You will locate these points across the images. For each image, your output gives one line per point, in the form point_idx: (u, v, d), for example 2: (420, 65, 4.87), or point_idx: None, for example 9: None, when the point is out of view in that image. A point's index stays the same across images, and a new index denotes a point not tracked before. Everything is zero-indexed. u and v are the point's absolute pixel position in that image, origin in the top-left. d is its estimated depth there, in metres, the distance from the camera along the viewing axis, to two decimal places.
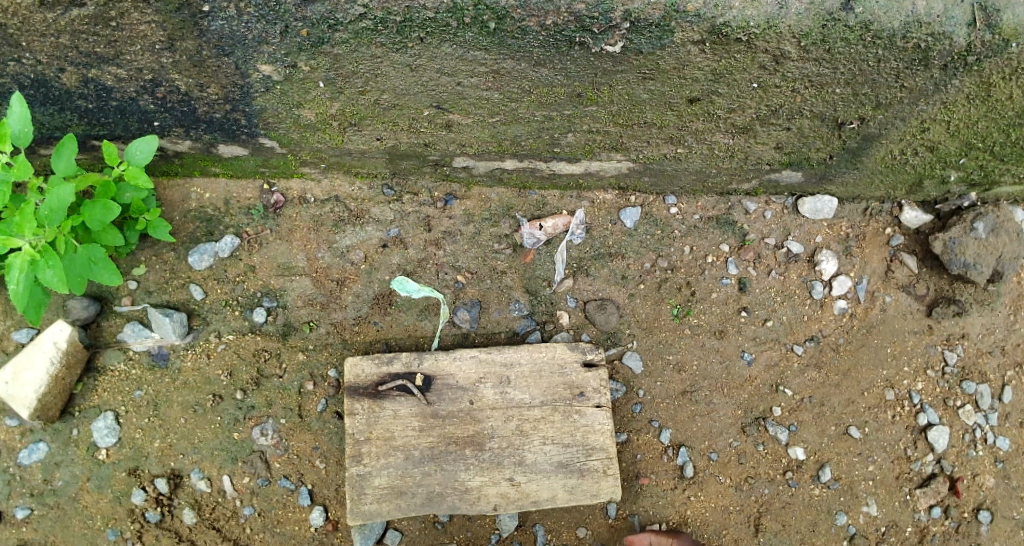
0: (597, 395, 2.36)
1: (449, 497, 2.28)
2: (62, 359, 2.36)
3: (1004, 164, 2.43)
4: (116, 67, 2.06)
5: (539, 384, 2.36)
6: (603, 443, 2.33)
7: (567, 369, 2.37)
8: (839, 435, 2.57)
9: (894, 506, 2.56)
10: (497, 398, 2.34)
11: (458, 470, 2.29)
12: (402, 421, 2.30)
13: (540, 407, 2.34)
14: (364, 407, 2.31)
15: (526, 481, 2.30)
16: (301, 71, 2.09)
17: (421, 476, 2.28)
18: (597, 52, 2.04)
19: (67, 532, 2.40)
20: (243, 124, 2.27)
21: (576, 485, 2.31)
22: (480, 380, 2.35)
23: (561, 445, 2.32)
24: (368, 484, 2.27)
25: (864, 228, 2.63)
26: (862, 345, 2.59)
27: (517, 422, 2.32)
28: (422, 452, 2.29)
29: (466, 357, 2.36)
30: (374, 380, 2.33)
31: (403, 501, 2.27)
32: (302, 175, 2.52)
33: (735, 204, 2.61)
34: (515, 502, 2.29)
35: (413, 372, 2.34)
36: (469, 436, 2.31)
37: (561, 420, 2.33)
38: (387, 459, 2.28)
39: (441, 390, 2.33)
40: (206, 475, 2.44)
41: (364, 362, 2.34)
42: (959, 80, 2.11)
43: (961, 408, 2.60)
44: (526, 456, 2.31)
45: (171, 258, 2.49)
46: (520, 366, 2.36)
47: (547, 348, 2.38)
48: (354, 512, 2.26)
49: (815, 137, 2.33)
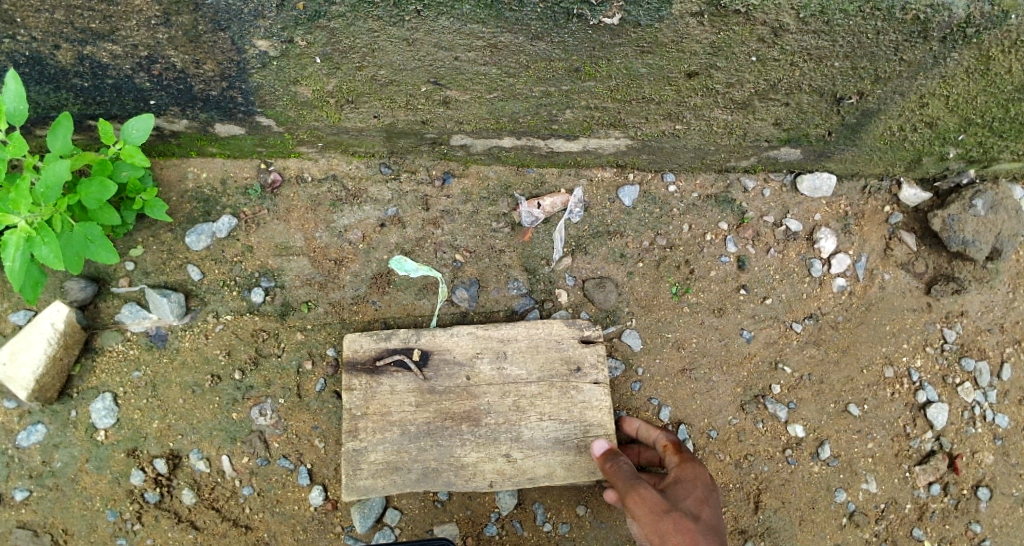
0: (595, 370, 2.35)
1: (445, 472, 2.28)
2: (60, 340, 2.36)
3: (1003, 140, 2.43)
4: (112, 43, 2.05)
5: (536, 359, 2.35)
6: (601, 420, 2.31)
7: (565, 344, 2.36)
8: (838, 413, 2.57)
9: (894, 483, 2.57)
10: (494, 374, 2.33)
11: (454, 445, 2.29)
12: (399, 396, 2.30)
13: (537, 383, 2.33)
14: (362, 383, 2.31)
15: (522, 457, 2.29)
16: (298, 46, 2.08)
17: (417, 452, 2.28)
18: (594, 24, 2.03)
19: (67, 513, 2.40)
20: (240, 102, 2.26)
21: (573, 461, 2.29)
22: (477, 355, 2.34)
23: (558, 421, 2.31)
24: (364, 460, 2.27)
25: (863, 205, 2.63)
26: (861, 323, 2.59)
27: (514, 398, 2.32)
28: (418, 427, 2.29)
29: (463, 333, 2.36)
30: (372, 355, 2.33)
31: (398, 476, 2.27)
32: (299, 154, 2.51)
33: (734, 181, 2.61)
34: (511, 479, 2.29)
35: (410, 347, 2.34)
36: (465, 412, 2.30)
37: (558, 396, 2.33)
38: (383, 435, 2.28)
39: (438, 365, 2.33)
40: (205, 455, 2.44)
41: (363, 338, 2.34)
42: (958, 52, 2.10)
43: (961, 386, 2.60)
44: (523, 431, 2.30)
45: (168, 238, 2.48)
46: (517, 342, 2.36)
47: (543, 324, 2.38)
48: (349, 487, 2.26)
49: (814, 113, 2.33)
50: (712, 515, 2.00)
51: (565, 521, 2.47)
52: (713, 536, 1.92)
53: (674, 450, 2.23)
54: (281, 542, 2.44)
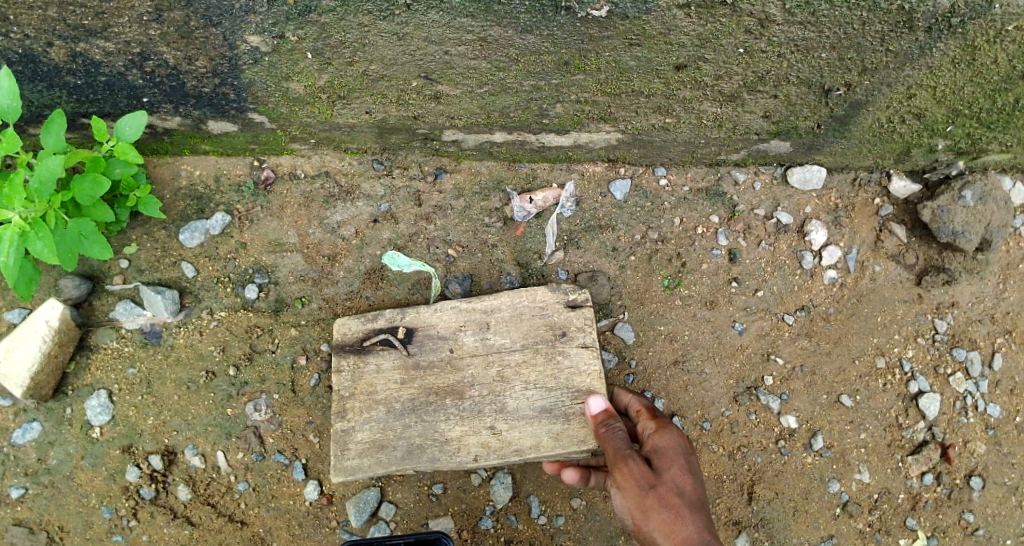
0: (581, 334, 2.33)
1: (429, 447, 2.26)
2: (55, 338, 2.37)
3: (991, 132, 2.45)
4: (105, 40, 2.07)
5: (520, 327, 2.34)
6: (588, 386, 2.28)
7: (549, 311, 2.35)
8: (831, 404, 2.58)
9: (886, 474, 2.58)
10: (478, 345, 2.33)
11: (438, 420, 2.27)
12: (385, 375, 2.31)
13: (521, 350, 2.32)
14: (350, 364, 2.33)
15: (507, 429, 2.26)
16: (289, 41, 2.09)
17: (402, 428, 2.27)
18: (583, 17, 2.04)
19: (62, 510, 2.41)
20: (232, 98, 2.28)
21: (561, 431, 2.24)
22: (461, 328, 2.34)
23: (544, 389, 2.28)
24: (351, 439, 2.27)
25: (853, 198, 2.65)
26: (852, 314, 2.61)
27: (498, 368, 2.31)
28: (403, 405, 2.29)
29: (446, 307, 2.37)
30: (359, 336, 2.35)
31: (384, 455, 2.26)
32: (292, 151, 2.53)
33: (724, 174, 2.63)
34: (496, 451, 2.25)
35: (396, 326, 2.36)
36: (450, 386, 2.30)
37: (543, 364, 2.30)
38: (369, 413, 2.29)
39: (423, 340, 2.34)
40: (200, 451, 2.44)
41: (350, 320, 2.37)
42: (944, 42, 2.12)
43: (952, 376, 2.61)
44: (507, 403, 2.28)
45: (162, 236, 2.49)
46: (500, 312, 2.36)
47: (527, 293, 2.37)
48: (337, 468, 2.26)
49: (802, 105, 2.35)
50: (695, 484, 2.00)
51: (560, 513, 2.47)
52: (699, 510, 1.93)
53: (649, 413, 2.19)
54: (276, 537, 2.44)
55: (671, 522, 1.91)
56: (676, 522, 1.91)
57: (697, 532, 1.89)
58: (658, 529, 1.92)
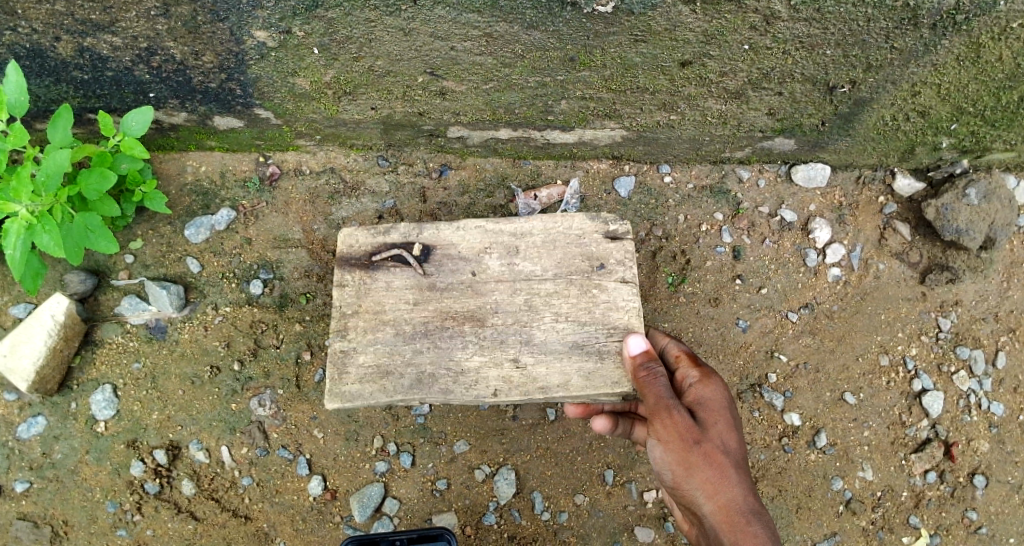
0: (621, 268, 2.02)
1: (441, 378, 1.95)
2: (61, 332, 2.37)
3: (995, 130, 2.46)
4: (112, 35, 2.08)
5: (553, 255, 2.04)
6: (627, 323, 1.98)
7: (586, 241, 2.05)
8: (834, 401, 2.58)
9: (890, 471, 2.58)
10: (504, 271, 2.03)
11: (454, 348, 1.97)
12: (395, 294, 2.02)
13: (554, 280, 2.02)
14: (356, 279, 2.04)
15: (533, 364, 1.96)
16: (295, 37, 2.10)
17: (411, 354, 1.97)
18: (589, 13, 2.04)
19: (67, 504, 2.41)
20: (239, 94, 2.30)
21: (593, 370, 1.94)
22: (485, 251, 2.05)
23: (577, 323, 1.98)
24: (352, 363, 1.97)
25: (857, 196, 2.66)
26: (856, 312, 2.61)
27: (526, 297, 2.01)
28: (414, 328, 1.99)
29: (470, 228, 2.07)
30: (368, 250, 2.07)
31: (390, 382, 1.96)
32: (298, 148, 2.54)
33: (728, 172, 2.64)
34: (518, 388, 1.94)
35: (411, 243, 2.06)
36: (469, 312, 2.00)
37: (577, 296, 2.00)
38: (375, 335, 1.99)
39: (441, 261, 2.04)
40: (205, 446, 2.45)
41: (360, 233, 2.09)
42: (949, 40, 2.12)
43: (956, 374, 2.61)
44: (535, 335, 1.98)
45: (168, 231, 2.51)
46: (531, 237, 2.06)
47: (565, 218, 2.06)
48: (333, 393, 1.96)
49: (807, 102, 2.35)
50: (738, 440, 1.92)
51: (564, 510, 2.47)
52: (743, 469, 1.88)
53: (691, 359, 2.04)
54: (280, 533, 2.44)
55: (716, 482, 1.84)
56: (722, 483, 1.84)
57: (741, 494, 1.84)
58: (701, 488, 1.85)
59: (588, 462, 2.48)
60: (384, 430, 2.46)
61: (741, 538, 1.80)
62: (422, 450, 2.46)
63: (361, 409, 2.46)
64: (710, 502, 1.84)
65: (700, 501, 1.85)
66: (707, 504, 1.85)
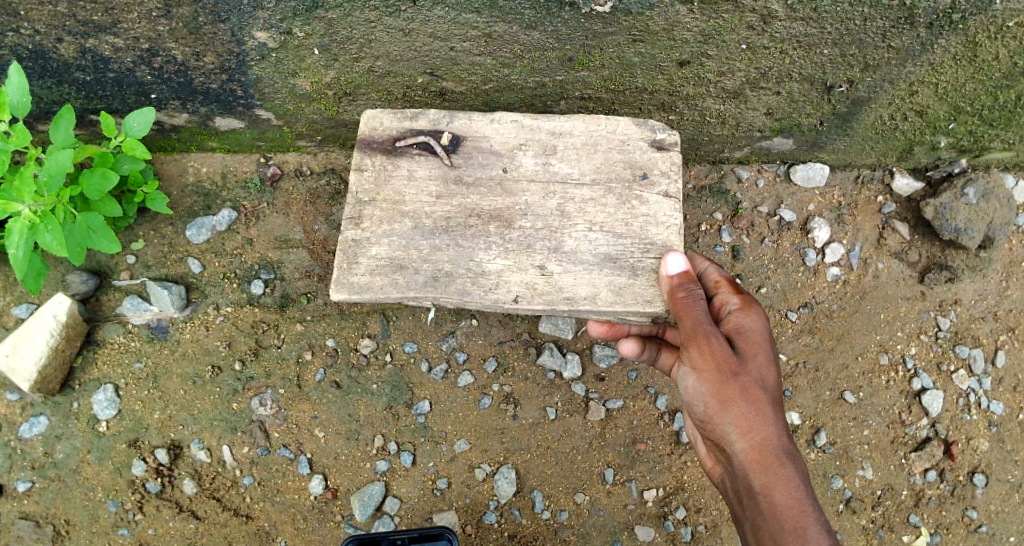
0: (665, 180, 1.99)
1: (459, 279, 1.91)
2: (63, 332, 2.38)
3: (993, 129, 2.47)
4: (114, 36, 2.10)
5: (593, 159, 2.02)
6: (665, 240, 1.94)
7: (630, 147, 2.02)
8: (834, 400, 2.59)
9: (889, 470, 2.58)
10: (538, 170, 2.01)
11: (476, 248, 1.93)
12: (417, 185, 2.00)
13: (591, 184, 1.99)
14: (376, 164, 2.02)
15: (561, 272, 1.92)
16: (296, 37, 2.12)
17: (429, 251, 1.93)
18: (587, 13, 2.05)
19: (68, 504, 2.42)
20: (240, 94, 2.32)
21: (625, 286, 1.90)
22: (519, 148, 2.04)
23: (612, 235, 1.94)
24: (363, 254, 1.94)
25: (856, 196, 2.66)
26: (855, 311, 2.61)
27: (560, 200, 1.98)
28: (434, 223, 1.96)
29: (505, 121, 2.06)
30: (392, 135, 2.05)
31: (403, 278, 1.91)
32: (299, 149, 2.57)
33: (727, 172, 2.65)
34: (543, 296, 1.90)
35: (440, 131, 2.06)
36: (496, 211, 1.97)
37: (616, 204, 1.97)
38: (390, 227, 1.96)
39: (470, 153, 2.03)
40: (206, 445, 2.45)
41: (385, 116, 2.07)
42: (945, 39, 2.13)
43: (955, 373, 2.61)
44: (565, 242, 1.94)
45: (169, 232, 2.52)
46: (571, 137, 2.04)
47: (609, 121, 2.04)
48: (341, 284, 1.92)
49: (805, 102, 2.37)
50: (775, 375, 1.84)
51: (564, 508, 2.48)
52: (779, 407, 1.79)
53: (731, 285, 1.94)
54: (280, 532, 2.44)
55: (751, 419, 1.76)
56: (757, 420, 1.76)
57: (776, 433, 1.77)
58: (734, 424, 1.76)
59: (588, 460, 2.49)
60: (384, 429, 2.47)
61: (773, 481, 1.73)
62: (422, 449, 2.47)
63: (362, 409, 2.47)
64: (743, 439, 1.76)
65: (732, 438, 1.77)
66: (740, 442, 1.77)
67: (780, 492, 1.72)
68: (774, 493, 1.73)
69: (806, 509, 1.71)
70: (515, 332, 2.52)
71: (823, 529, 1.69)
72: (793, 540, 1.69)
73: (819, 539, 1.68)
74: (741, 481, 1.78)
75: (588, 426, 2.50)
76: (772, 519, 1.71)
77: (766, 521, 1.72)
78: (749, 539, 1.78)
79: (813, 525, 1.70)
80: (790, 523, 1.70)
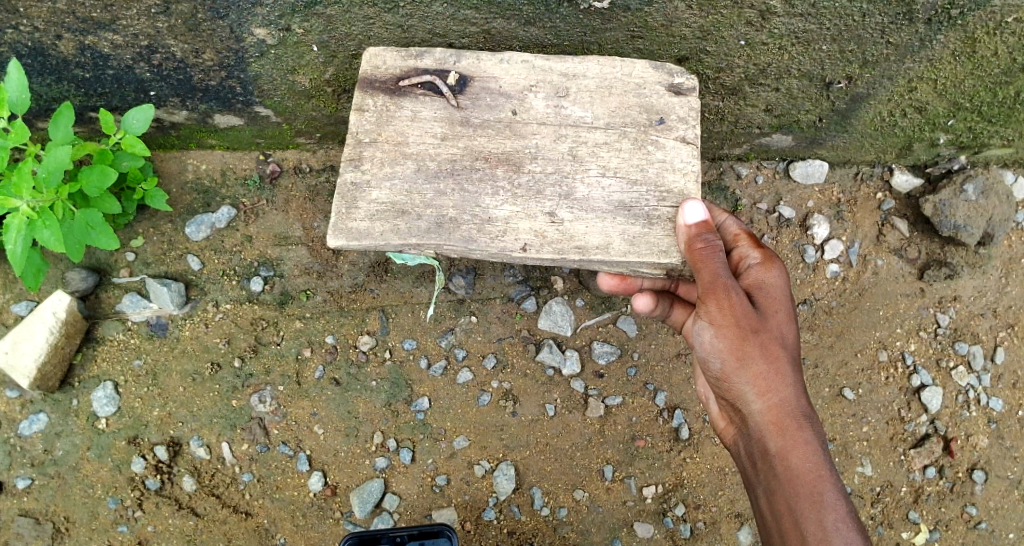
0: (681, 126, 1.97)
1: (465, 226, 1.89)
2: (62, 329, 2.38)
3: (993, 125, 2.48)
4: (113, 33, 2.10)
5: (607, 103, 2.00)
6: (682, 188, 1.92)
7: (646, 91, 2.01)
8: (833, 397, 2.58)
9: (889, 466, 2.58)
10: (549, 113, 1.99)
11: (483, 194, 1.91)
12: (421, 126, 1.98)
13: (604, 129, 1.97)
14: (378, 105, 2.00)
15: (570, 220, 1.89)
16: (295, 34, 2.12)
17: (433, 196, 1.91)
18: (586, 9, 2.06)
19: (68, 501, 2.42)
20: (239, 91, 2.33)
21: (639, 235, 1.87)
22: (530, 89, 2.02)
23: (625, 181, 1.92)
24: (364, 198, 1.91)
25: (855, 192, 2.66)
26: (855, 308, 2.61)
27: (572, 144, 1.96)
28: (439, 166, 1.94)
29: (516, 62, 2.04)
30: (396, 75, 2.03)
31: (404, 223, 1.89)
32: (298, 146, 2.57)
33: (726, 169, 2.65)
34: (553, 244, 1.87)
35: (446, 72, 2.03)
36: (504, 155, 1.95)
37: (630, 149, 1.95)
38: (393, 170, 1.94)
39: (478, 94, 2.01)
40: (205, 442, 2.46)
41: (388, 55, 2.05)
42: (944, 35, 2.13)
43: (954, 369, 2.61)
44: (576, 188, 1.92)
45: (169, 229, 2.52)
46: (584, 80, 2.02)
47: (624, 64, 2.02)
48: (339, 229, 1.89)
49: (804, 98, 2.37)
50: (792, 335, 1.85)
51: (563, 505, 2.48)
52: (797, 367, 1.81)
53: (752, 239, 1.95)
54: (279, 529, 2.44)
55: (769, 379, 1.77)
56: (776, 379, 1.77)
57: (794, 395, 1.78)
58: (752, 383, 1.77)
59: (587, 457, 2.49)
60: (384, 426, 2.47)
61: (790, 443, 1.75)
62: (422, 446, 2.47)
63: (361, 406, 2.47)
64: (761, 400, 1.77)
65: (749, 398, 1.78)
66: (758, 402, 1.77)
67: (796, 456, 1.74)
68: (791, 457, 1.74)
69: (823, 474, 1.73)
70: (515, 329, 2.52)
71: (839, 495, 1.71)
72: (809, 505, 1.71)
73: (834, 504, 1.70)
74: (756, 443, 1.79)
75: (587, 423, 2.50)
76: (788, 482, 1.73)
77: (782, 486, 1.74)
78: (761, 503, 1.79)
79: (829, 491, 1.72)
80: (806, 488, 1.72)
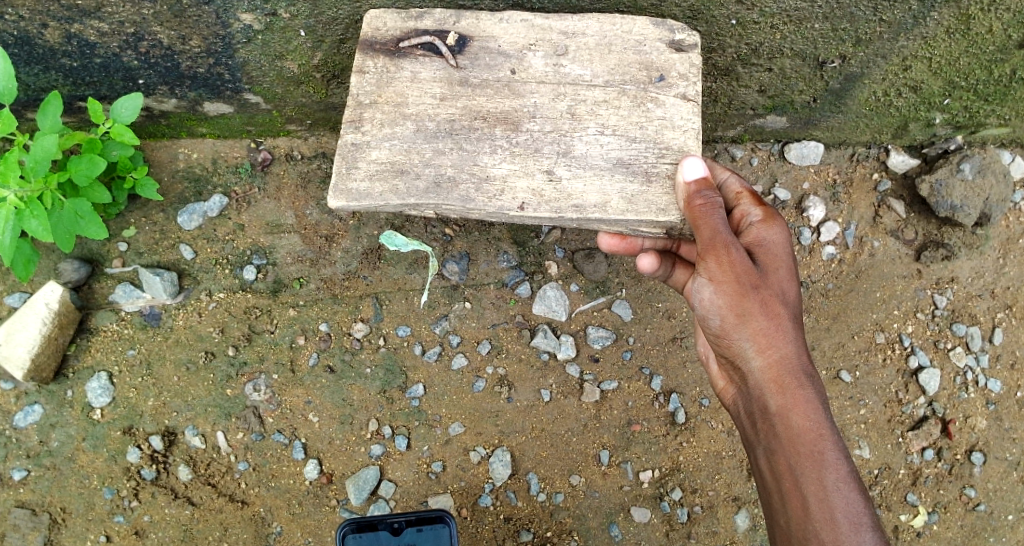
0: (682, 83, 1.95)
1: (462, 185, 1.87)
2: (55, 320, 2.37)
3: (989, 104, 2.46)
4: (98, 21, 2.08)
5: (606, 60, 1.98)
6: (682, 145, 1.90)
7: (646, 47, 1.99)
8: (830, 379, 2.57)
9: (886, 449, 2.57)
10: (548, 71, 1.98)
11: (481, 152, 1.90)
12: (420, 86, 1.97)
13: (603, 87, 1.96)
14: (378, 66, 1.99)
15: (569, 178, 1.88)
16: (281, 19, 2.11)
17: (431, 155, 1.90)
18: None
19: (64, 492, 2.42)
20: (227, 78, 2.33)
21: (638, 193, 1.85)
22: (530, 47, 2.00)
23: (624, 139, 1.90)
24: (363, 158, 1.90)
25: (851, 173, 2.65)
26: (851, 290, 2.59)
27: (571, 103, 1.94)
28: (437, 126, 1.93)
29: (515, 20, 2.02)
30: (395, 36, 2.01)
31: (403, 183, 1.88)
32: (289, 133, 2.56)
33: (721, 151, 2.65)
34: (550, 202, 1.86)
35: (445, 31, 2.01)
36: (502, 114, 1.94)
37: (630, 107, 1.93)
38: (392, 130, 1.92)
39: (477, 54, 2.00)
40: (201, 431, 2.45)
41: (388, 16, 2.03)
42: (938, 12, 2.10)
43: (951, 351, 2.60)
44: (574, 146, 1.90)
45: (161, 219, 2.51)
46: (584, 37, 2.00)
47: (625, 20, 2.00)
48: (339, 191, 1.88)
49: (797, 78, 2.36)
50: (793, 293, 1.82)
51: (560, 491, 2.47)
52: (798, 323, 1.79)
53: (753, 197, 1.92)
54: (276, 517, 2.43)
55: (769, 336, 1.74)
56: (777, 336, 1.75)
57: (794, 353, 1.75)
58: (752, 340, 1.75)
59: (583, 442, 2.48)
60: (379, 414, 2.46)
61: (790, 402, 1.72)
62: (417, 432, 2.47)
63: (355, 393, 2.47)
64: (761, 357, 1.75)
65: (749, 355, 1.76)
66: (756, 359, 1.75)
67: (796, 415, 1.71)
68: (791, 416, 1.72)
69: (824, 433, 1.70)
70: (508, 314, 2.51)
71: (840, 454, 1.69)
72: (808, 463, 1.69)
73: (834, 463, 1.68)
74: (757, 401, 1.77)
75: (583, 407, 2.49)
76: (787, 442, 1.71)
77: (782, 444, 1.71)
78: (761, 463, 1.78)
79: (829, 450, 1.69)
80: (806, 448, 1.69)
